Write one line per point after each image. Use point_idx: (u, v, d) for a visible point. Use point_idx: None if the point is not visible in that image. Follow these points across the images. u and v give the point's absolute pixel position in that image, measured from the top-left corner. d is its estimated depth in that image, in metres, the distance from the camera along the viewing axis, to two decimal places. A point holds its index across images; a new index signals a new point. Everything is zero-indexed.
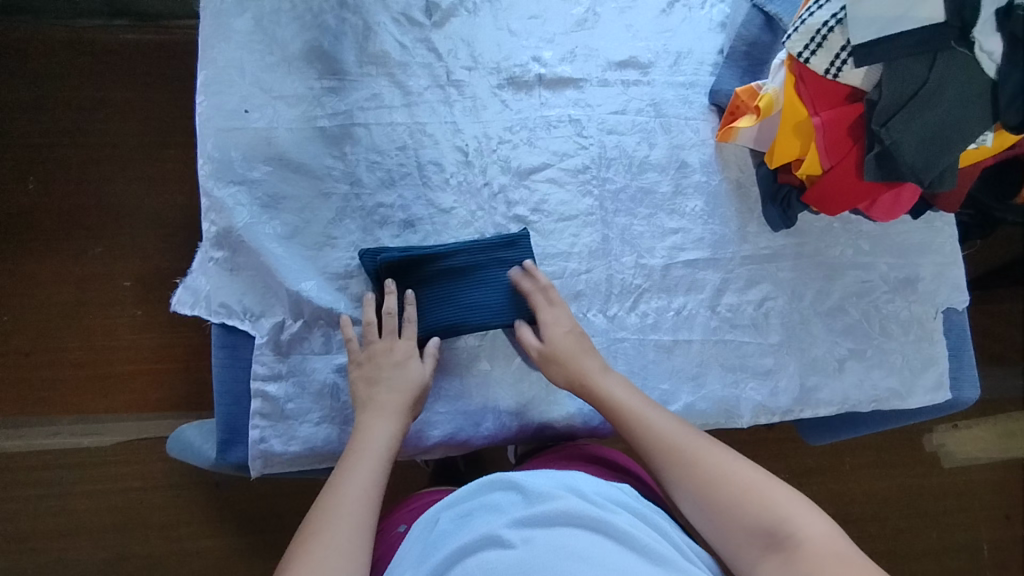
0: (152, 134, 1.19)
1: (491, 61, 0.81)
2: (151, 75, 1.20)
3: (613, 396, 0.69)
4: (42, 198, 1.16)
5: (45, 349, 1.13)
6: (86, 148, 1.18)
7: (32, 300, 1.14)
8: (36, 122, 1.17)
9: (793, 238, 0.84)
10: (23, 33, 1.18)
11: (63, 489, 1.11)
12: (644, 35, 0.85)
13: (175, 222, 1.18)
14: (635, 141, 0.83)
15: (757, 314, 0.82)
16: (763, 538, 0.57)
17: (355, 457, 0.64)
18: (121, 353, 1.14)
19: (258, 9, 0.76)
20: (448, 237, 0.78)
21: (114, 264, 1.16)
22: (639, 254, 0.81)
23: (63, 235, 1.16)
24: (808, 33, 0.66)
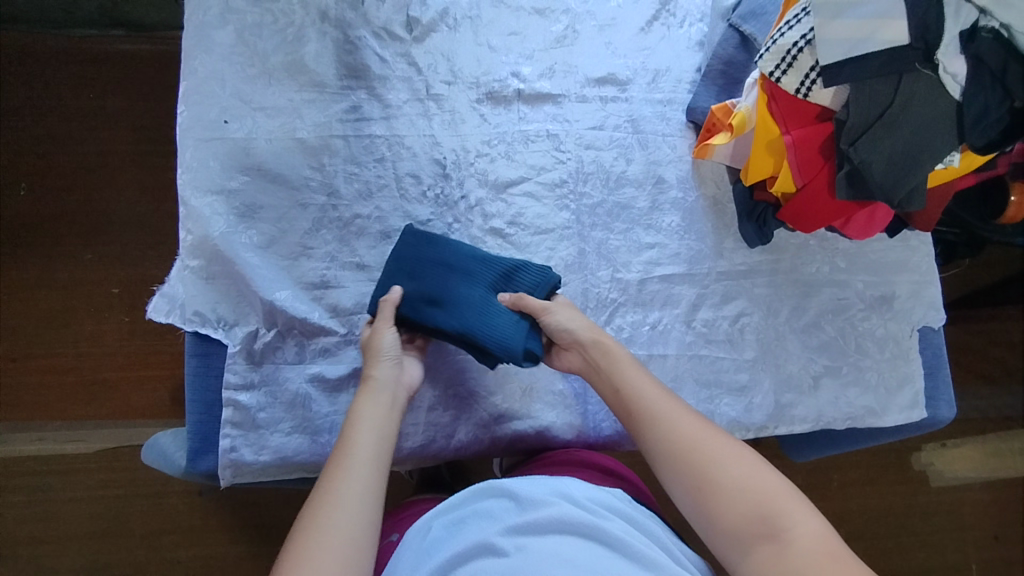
0: (144, 143, 1.21)
1: (470, 76, 0.82)
2: (142, 84, 1.22)
3: (629, 376, 0.66)
4: (33, 204, 1.17)
5: (32, 354, 1.13)
6: (78, 156, 1.19)
7: (19, 304, 1.14)
8: (29, 128, 1.18)
9: (769, 255, 0.85)
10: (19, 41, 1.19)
11: (46, 496, 1.10)
12: (624, 53, 0.85)
13: (165, 229, 1.19)
14: (613, 156, 0.83)
15: (732, 329, 0.82)
16: (757, 528, 0.56)
17: (351, 439, 0.62)
18: (108, 360, 1.15)
19: (240, 22, 0.78)
20: (474, 267, 0.74)
21: (103, 270, 1.17)
22: (615, 268, 0.81)
23: (53, 242, 1.17)
24: (779, 53, 0.67)
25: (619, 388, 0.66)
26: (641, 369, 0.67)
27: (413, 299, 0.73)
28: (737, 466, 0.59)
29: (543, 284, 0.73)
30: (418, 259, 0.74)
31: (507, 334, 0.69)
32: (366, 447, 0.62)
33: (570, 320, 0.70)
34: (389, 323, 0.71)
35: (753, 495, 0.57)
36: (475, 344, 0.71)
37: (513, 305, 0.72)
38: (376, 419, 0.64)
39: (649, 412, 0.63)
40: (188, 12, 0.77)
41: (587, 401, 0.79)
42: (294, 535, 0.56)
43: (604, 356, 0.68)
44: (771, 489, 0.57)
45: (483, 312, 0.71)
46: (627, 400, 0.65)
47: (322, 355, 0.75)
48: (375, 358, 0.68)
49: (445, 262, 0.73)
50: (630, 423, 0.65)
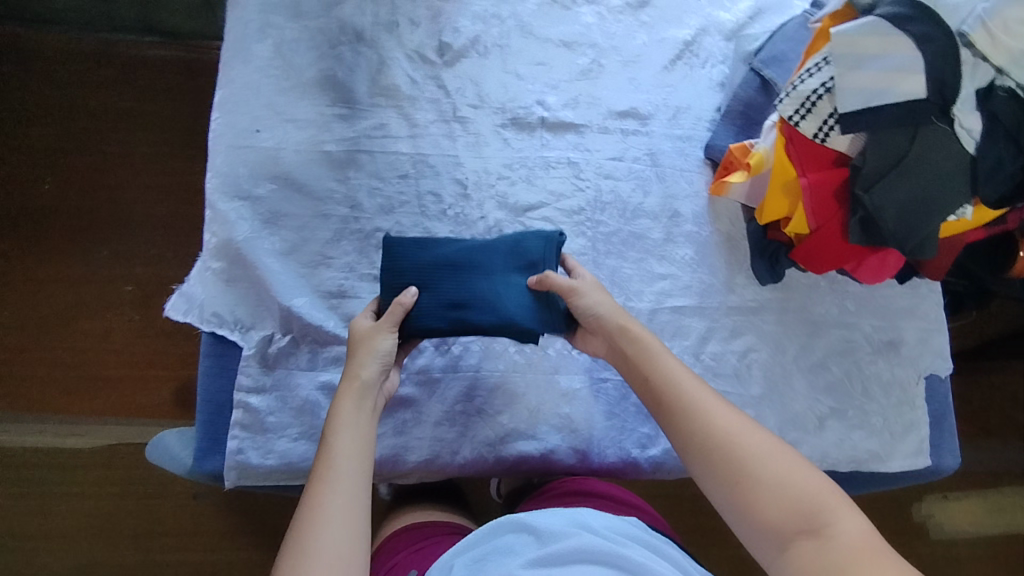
0: (168, 146, 1.27)
1: (496, 102, 0.84)
2: (175, 92, 1.29)
3: (669, 365, 0.66)
4: (57, 196, 1.22)
5: (39, 347, 1.16)
6: (102, 155, 1.25)
7: (33, 298, 1.18)
8: (60, 127, 1.25)
9: (779, 293, 0.86)
10: (58, 40, 1.28)
11: (42, 490, 1.11)
12: (646, 89, 0.88)
13: (181, 230, 1.23)
14: (631, 187, 0.85)
15: (740, 364, 0.83)
16: (798, 524, 0.57)
17: (335, 451, 0.62)
18: (114, 358, 1.16)
19: (278, 38, 0.81)
20: (485, 255, 0.73)
21: (118, 268, 1.20)
22: (627, 297, 0.82)
23: (71, 238, 1.21)
24: (798, 99, 0.70)
25: (649, 376, 0.67)
26: (673, 359, 0.68)
27: (441, 309, 0.70)
28: (774, 462, 0.59)
29: (547, 244, 0.75)
30: (432, 267, 0.71)
31: (546, 308, 0.73)
32: (351, 460, 0.62)
33: (599, 303, 0.70)
34: (392, 327, 0.68)
35: (793, 492, 0.58)
36: (517, 330, 0.70)
37: (542, 288, 0.72)
38: (358, 428, 0.64)
39: (684, 404, 0.64)
40: (229, 25, 0.80)
41: (594, 427, 0.79)
42: (285, 551, 0.57)
43: (635, 342, 0.68)
44: (810, 486, 0.58)
45: (515, 296, 0.72)
46: (658, 389, 0.66)
47: (333, 364, 0.76)
48: (359, 360, 0.67)
49: (443, 258, 0.72)
50: (662, 415, 0.65)
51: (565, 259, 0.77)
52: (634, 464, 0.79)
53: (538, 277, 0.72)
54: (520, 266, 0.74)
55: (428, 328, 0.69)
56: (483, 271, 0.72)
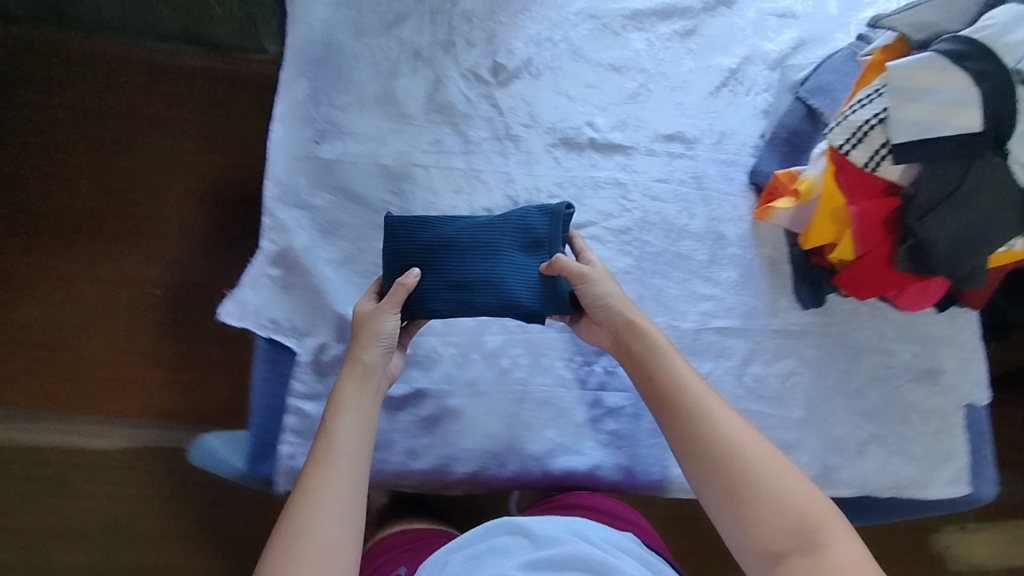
0: (204, 156, 1.34)
1: (547, 122, 0.86)
2: (214, 104, 1.36)
3: (676, 367, 0.67)
4: (95, 200, 1.30)
5: (74, 343, 1.23)
6: (138, 162, 1.33)
7: (70, 296, 1.26)
8: (101, 132, 1.33)
9: (821, 317, 0.87)
10: (102, 47, 1.35)
11: (61, 490, 1.17)
12: (692, 114, 0.90)
13: (215, 239, 1.31)
14: (677, 210, 0.87)
15: (782, 386, 0.84)
16: (793, 541, 0.57)
17: (335, 432, 0.64)
18: (143, 360, 1.24)
19: (340, 54, 0.83)
20: (487, 234, 0.74)
21: (153, 272, 1.28)
22: (672, 316, 0.84)
23: (107, 241, 1.29)
24: (850, 128, 0.72)
25: (655, 376, 0.67)
26: (682, 361, 0.68)
27: (444, 290, 0.72)
28: (776, 477, 0.60)
29: (552, 219, 0.73)
30: (435, 250, 0.73)
31: (548, 290, 0.72)
32: (349, 441, 0.64)
33: (608, 291, 0.71)
34: (393, 308, 0.71)
35: (791, 509, 0.58)
36: (520, 311, 0.71)
37: (552, 272, 0.71)
38: (358, 412, 0.66)
39: (689, 407, 0.64)
40: (292, 38, 0.83)
41: (638, 444, 0.79)
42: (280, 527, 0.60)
43: (643, 341, 0.69)
44: (809, 503, 0.59)
45: (519, 276, 0.72)
46: (663, 390, 0.66)
47: None
48: (364, 344, 0.69)
49: (444, 240, 0.74)
50: (665, 416, 0.65)
51: (572, 236, 0.77)
52: (677, 484, 0.79)
53: (546, 261, 0.72)
54: (525, 245, 0.74)
55: (431, 311, 0.72)
56: (486, 251, 0.73)
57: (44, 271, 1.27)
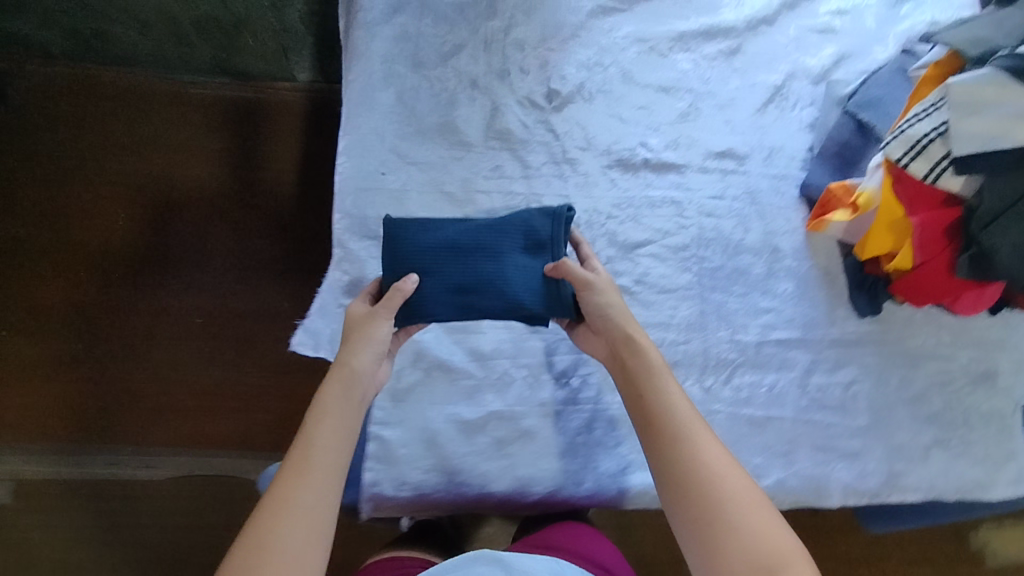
0: (236, 183, 1.37)
1: (602, 144, 0.88)
2: (246, 131, 1.40)
3: (668, 391, 0.67)
4: (131, 231, 1.34)
5: (117, 374, 1.27)
6: (171, 191, 1.36)
7: (111, 328, 1.29)
8: (134, 163, 1.37)
9: (878, 325, 0.88)
10: (131, 81, 1.40)
11: (116, 518, 1.22)
12: (742, 130, 0.92)
13: (252, 263, 1.33)
14: (733, 224, 0.88)
15: (845, 395, 0.85)
16: None
17: (314, 441, 0.64)
18: (186, 389, 1.27)
19: (400, 86, 0.86)
20: (487, 236, 0.75)
21: (192, 300, 1.31)
22: (734, 330, 0.85)
23: (144, 272, 1.32)
24: (909, 141, 0.74)
25: (647, 395, 0.68)
26: (675, 386, 0.68)
27: (445, 294, 0.73)
28: (753, 513, 0.61)
29: (555, 220, 0.76)
30: (435, 252, 0.73)
31: (550, 292, 0.74)
32: (326, 452, 0.64)
33: (609, 302, 0.72)
34: (387, 314, 0.71)
35: (765, 546, 0.59)
36: (524, 312, 0.73)
37: (555, 275, 0.74)
38: (339, 422, 0.66)
39: (677, 431, 0.65)
40: (354, 75, 0.86)
41: None
42: (244, 535, 0.60)
43: (637, 358, 0.69)
44: (779, 545, 0.59)
45: (522, 277, 0.74)
46: (654, 410, 0.67)
47: (460, 397, 0.78)
48: (353, 350, 0.69)
49: (445, 241, 0.74)
50: (652, 436, 0.66)
51: (576, 238, 0.79)
52: None
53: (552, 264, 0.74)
54: (527, 247, 0.76)
55: (432, 316, 0.72)
56: (488, 253, 0.74)
57: (85, 301, 1.29)
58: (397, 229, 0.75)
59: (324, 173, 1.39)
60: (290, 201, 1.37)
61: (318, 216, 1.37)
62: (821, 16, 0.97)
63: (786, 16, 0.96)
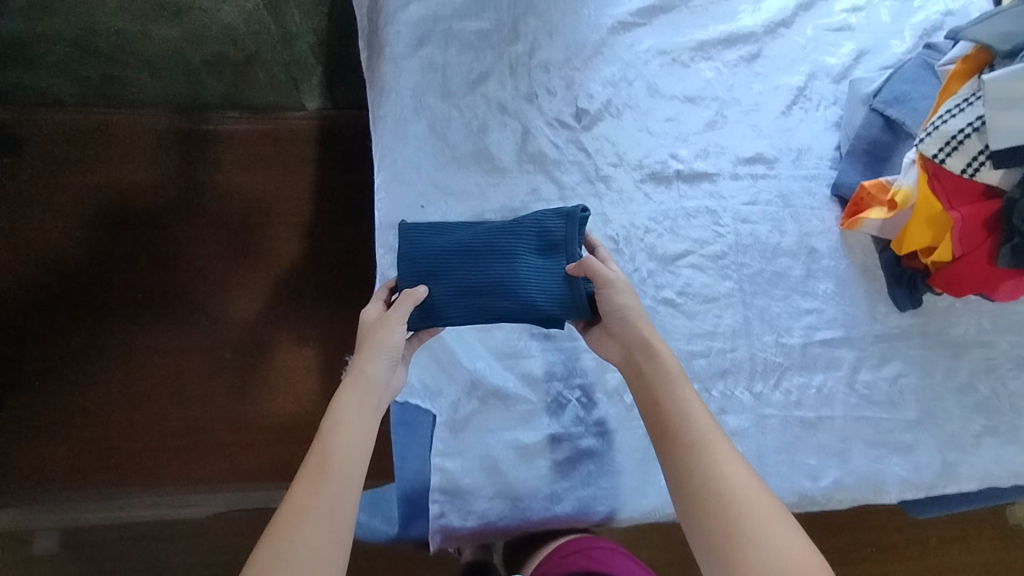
0: (254, 215, 1.36)
1: (634, 159, 0.89)
2: (259, 162, 1.38)
3: (683, 398, 0.64)
4: (151, 271, 1.32)
5: (149, 417, 1.26)
6: (188, 229, 1.34)
7: (139, 371, 1.27)
8: (148, 203, 1.35)
9: (919, 318, 0.89)
10: (139, 120, 1.38)
11: (160, 561, 1.23)
12: (769, 134, 0.93)
13: (278, 295, 1.33)
14: (768, 228, 0.89)
15: (892, 390, 0.86)
16: None
17: (333, 450, 0.61)
18: (221, 426, 1.27)
19: (432, 118, 0.87)
20: (500, 238, 0.75)
21: (219, 337, 1.30)
22: (778, 333, 0.86)
23: (169, 312, 1.30)
24: (943, 138, 0.75)
25: (661, 401, 0.64)
26: (693, 393, 0.64)
27: (459, 296, 0.75)
28: (771, 526, 0.56)
29: (568, 221, 0.75)
30: (451, 255, 0.75)
31: (564, 293, 0.74)
32: (346, 462, 0.60)
33: (626, 302, 0.69)
34: (400, 320, 0.70)
35: (785, 564, 0.53)
36: (534, 313, 0.74)
37: (577, 273, 0.72)
38: (356, 427, 0.63)
39: (691, 439, 0.61)
40: (385, 111, 0.87)
41: (765, 462, 0.81)
42: (255, 552, 0.55)
43: (652, 364, 0.66)
44: (799, 559, 0.54)
45: (534, 278, 0.74)
46: (666, 417, 0.63)
47: (518, 422, 0.79)
48: (368, 357, 0.67)
49: (459, 244, 0.76)
50: (665, 443, 0.62)
51: (591, 241, 0.78)
52: (807, 498, 0.81)
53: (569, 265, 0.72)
54: (541, 249, 0.76)
55: (447, 318, 0.74)
56: (499, 255, 0.75)
57: (109, 344, 1.28)
58: (415, 233, 0.77)
59: (340, 198, 1.38)
60: (307, 228, 1.36)
61: (338, 243, 1.36)
62: (837, 14, 0.98)
63: (803, 18, 0.97)
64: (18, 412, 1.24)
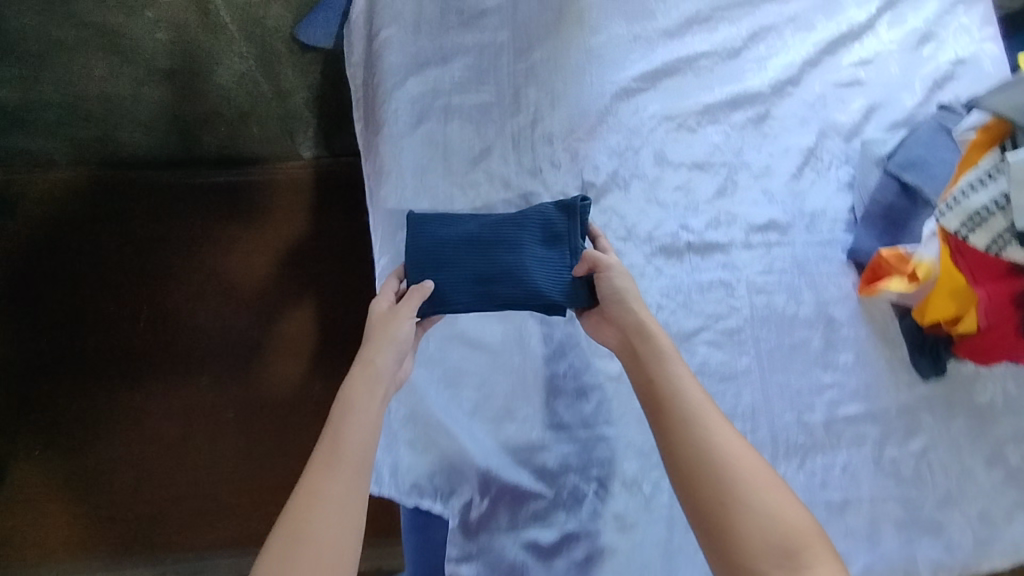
0: (255, 266, 1.32)
1: (643, 232, 0.87)
2: (256, 212, 1.35)
3: (676, 372, 0.62)
4: (151, 329, 1.28)
5: (155, 481, 1.21)
6: (188, 284, 1.31)
7: (144, 434, 1.24)
8: (145, 259, 1.31)
9: (944, 386, 0.86)
10: (130, 177, 1.33)
11: None
12: (780, 199, 0.90)
13: (281, 349, 1.28)
14: (784, 299, 0.87)
15: (919, 465, 0.83)
16: (777, 561, 0.52)
17: (344, 438, 0.60)
18: (227, 485, 1.21)
19: (433, 199, 0.85)
20: (504, 227, 0.76)
21: (223, 394, 1.26)
22: (799, 411, 0.83)
23: (170, 370, 1.27)
24: (965, 213, 0.72)
25: (655, 380, 0.62)
26: (683, 367, 0.63)
27: (465, 284, 0.75)
28: (771, 494, 0.55)
29: (571, 212, 0.75)
30: (456, 245, 0.76)
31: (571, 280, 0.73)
32: (356, 451, 0.60)
33: (626, 289, 0.69)
34: (410, 312, 0.69)
35: (785, 529, 0.53)
36: (541, 300, 0.73)
37: (584, 268, 0.73)
38: (367, 414, 0.63)
39: (685, 413, 0.59)
40: (385, 195, 0.85)
41: None
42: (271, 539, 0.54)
43: (644, 341, 0.65)
44: (800, 526, 0.54)
45: (540, 268, 0.74)
46: (659, 394, 0.61)
47: (533, 520, 0.76)
48: (377, 349, 0.67)
49: (464, 234, 0.76)
50: (659, 420, 0.60)
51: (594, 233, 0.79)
52: None
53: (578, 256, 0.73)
54: (545, 239, 0.76)
55: (452, 306, 0.74)
56: (504, 243, 0.75)
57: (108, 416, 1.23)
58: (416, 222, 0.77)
59: (340, 245, 1.34)
60: (310, 277, 1.32)
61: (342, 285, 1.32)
62: (845, 69, 0.95)
63: (811, 74, 0.94)
64: (23, 480, 1.21)
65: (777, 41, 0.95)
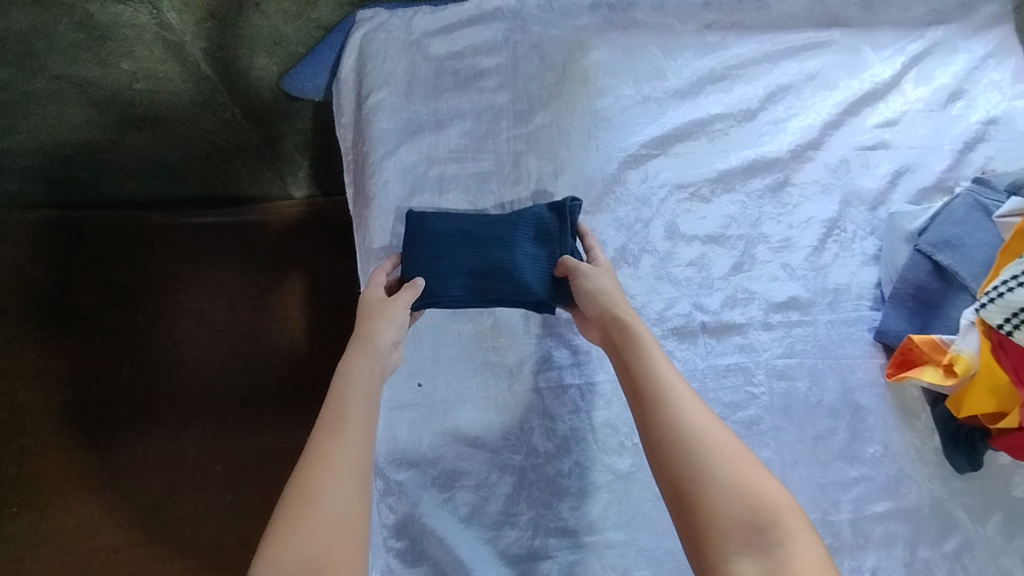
0: (241, 303, 1.12)
1: (654, 312, 0.80)
2: (235, 240, 1.14)
3: (652, 356, 0.63)
4: (118, 378, 1.08)
5: (135, 543, 1.06)
6: (159, 322, 1.10)
7: (119, 492, 1.06)
8: (100, 296, 1.08)
9: (979, 480, 0.80)
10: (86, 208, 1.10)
11: None
12: (801, 274, 0.83)
13: (273, 402, 1.11)
14: (807, 385, 0.80)
15: (954, 569, 0.76)
16: (746, 531, 0.52)
17: (348, 407, 0.61)
18: (214, 546, 1.07)
19: None
20: (496, 224, 0.75)
21: (210, 446, 1.08)
22: (825, 511, 0.77)
23: (147, 423, 1.08)
24: (1009, 308, 0.65)
25: (632, 367, 0.63)
26: (660, 353, 0.64)
27: (459, 278, 0.73)
28: (741, 466, 0.55)
29: (564, 212, 0.76)
30: (451, 239, 0.74)
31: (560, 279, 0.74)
32: (360, 415, 0.60)
33: (610, 287, 0.71)
34: (407, 299, 0.70)
35: (755, 499, 0.53)
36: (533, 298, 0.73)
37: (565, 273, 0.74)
38: (369, 385, 0.63)
39: (658, 394, 0.60)
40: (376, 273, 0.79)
41: None
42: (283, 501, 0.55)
43: (621, 329, 0.66)
44: (773, 499, 0.54)
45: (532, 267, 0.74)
46: (635, 377, 0.62)
47: None
48: (374, 325, 0.67)
49: (458, 229, 0.75)
50: (636, 402, 0.61)
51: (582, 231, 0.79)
52: None
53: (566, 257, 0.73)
54: (538, 238, 0.76)
55: (447, 297, 0.72)
56: (499, 239, 0.74)
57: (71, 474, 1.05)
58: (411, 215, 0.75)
59: (339, 288, 1.19)
60: (305, 320, 1.15)
61: (341, 323, 1.17)
62: (869, 130, 0.89)
63: (833, 137, 0.88)
64: None
65: (797, 101, 0.89)
